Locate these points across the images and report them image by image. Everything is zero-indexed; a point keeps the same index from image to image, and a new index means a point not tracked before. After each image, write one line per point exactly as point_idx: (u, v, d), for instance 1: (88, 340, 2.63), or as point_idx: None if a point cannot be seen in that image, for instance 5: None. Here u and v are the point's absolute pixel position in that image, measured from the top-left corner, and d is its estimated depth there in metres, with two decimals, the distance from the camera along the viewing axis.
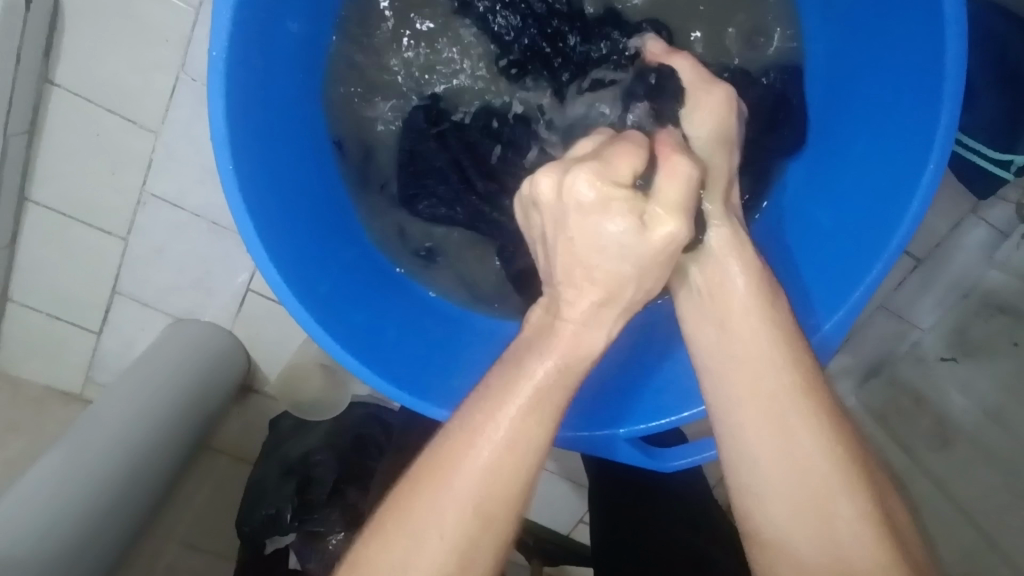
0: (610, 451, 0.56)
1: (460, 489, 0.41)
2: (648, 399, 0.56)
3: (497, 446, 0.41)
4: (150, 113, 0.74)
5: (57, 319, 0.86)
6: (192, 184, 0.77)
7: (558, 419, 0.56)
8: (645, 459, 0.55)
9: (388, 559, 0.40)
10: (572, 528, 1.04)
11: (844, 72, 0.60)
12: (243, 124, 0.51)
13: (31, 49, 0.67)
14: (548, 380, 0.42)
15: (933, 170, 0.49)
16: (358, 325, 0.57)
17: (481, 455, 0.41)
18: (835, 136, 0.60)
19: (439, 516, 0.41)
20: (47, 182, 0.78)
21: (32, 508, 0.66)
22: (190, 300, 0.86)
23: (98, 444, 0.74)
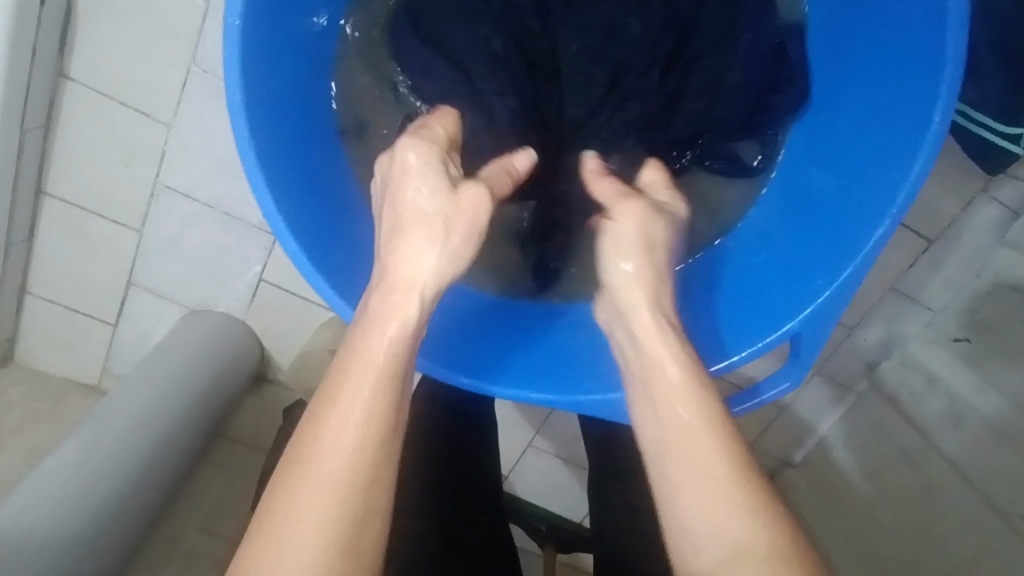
0: (620, 415, 0.56)
1: (320, 466, 0.39)
2: None
3: (338, 424, 0.40)
4: (163, 105, 0.75)
5: (74, 311, 0.87)
6: (204, 175, 0.78)
7: (567, 383, 0.57)
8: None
9: (269, 555, 0.37)
10: (583, 516, 1.04)
11: (847, 49, 0.61)
12: (255, 106, 0.52)
13: (46, 42, 0.68)
14: (369, 375, 0.42)
15: (937, 129, 0.49)
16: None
17: (341, 423, 0.41)
18: (845, 101, 0.61)
19: (312, 496, 0.38)
20: (62, 175, 0.79)
21: (49, 495, 0.66)
22: (204, 291, 0.87)
23: (113, 432, 0.75)
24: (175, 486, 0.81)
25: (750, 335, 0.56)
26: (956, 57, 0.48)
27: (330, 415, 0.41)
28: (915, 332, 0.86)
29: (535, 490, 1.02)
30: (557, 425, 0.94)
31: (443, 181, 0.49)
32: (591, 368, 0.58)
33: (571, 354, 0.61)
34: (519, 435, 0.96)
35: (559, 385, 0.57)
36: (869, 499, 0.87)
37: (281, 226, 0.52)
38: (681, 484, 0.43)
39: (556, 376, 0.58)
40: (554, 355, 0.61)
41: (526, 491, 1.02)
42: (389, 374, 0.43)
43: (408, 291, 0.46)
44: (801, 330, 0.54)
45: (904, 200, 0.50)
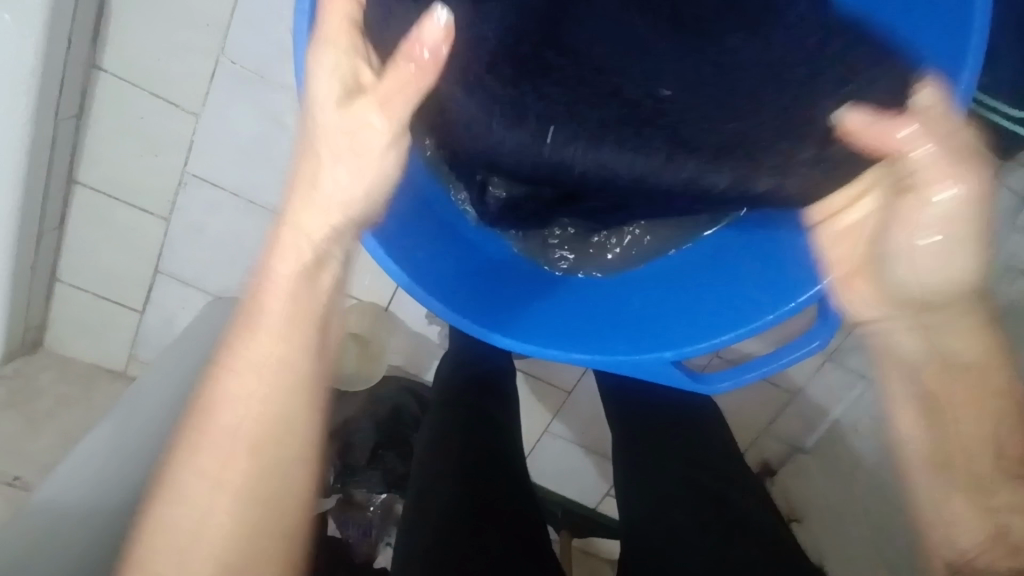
0: (657, 375, 0.58)
1: (221, 419, 0.48)
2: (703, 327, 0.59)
3: (235, 382, 0.49)
4: (192, 96, 0.77)
5: (102, 298, 0.90)
6: (229, 164, 0.80)
7: (610, 344, 0.59)
8: (689, 381, 0.57)
9: (189, 480, 0.47)
10: (598, 501, 1.06)
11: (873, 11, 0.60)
12: None
13: (79, 36, 0.70)
14: (259, 348, 0.49)
15: (967, 80, 0.49)
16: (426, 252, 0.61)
17: (230, 381, 0.49)
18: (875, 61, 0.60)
19: (219, 440, 0.47)
20: (93, 165, 0.81)
21: (86, 474, 0.69)
22: (229, 278, 0.89)
23: (145, 415, 0.77)
24: None
25: (765, 305, 0.58)
26: (983, 12, 0.48)
27: (225, 379, 0.49)
28: None
29: (552, 475, 1.04)
30: (574, 409, 0.96)
31: (337, 90, 0.47)
32: (629, 335, 0.61)
33: (582, 316, 0.64)
34: (536, 420, 0.98)
35: (602, 345, 0.59)
36: (880, 481, 0.89)
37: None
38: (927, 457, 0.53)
39: (598, 339, 0.60)
40: (593, 323, 0.63)
41: (543, 476, 1.05)
42: (304, 360, 0.50)
43: (298, 239, 0.51)
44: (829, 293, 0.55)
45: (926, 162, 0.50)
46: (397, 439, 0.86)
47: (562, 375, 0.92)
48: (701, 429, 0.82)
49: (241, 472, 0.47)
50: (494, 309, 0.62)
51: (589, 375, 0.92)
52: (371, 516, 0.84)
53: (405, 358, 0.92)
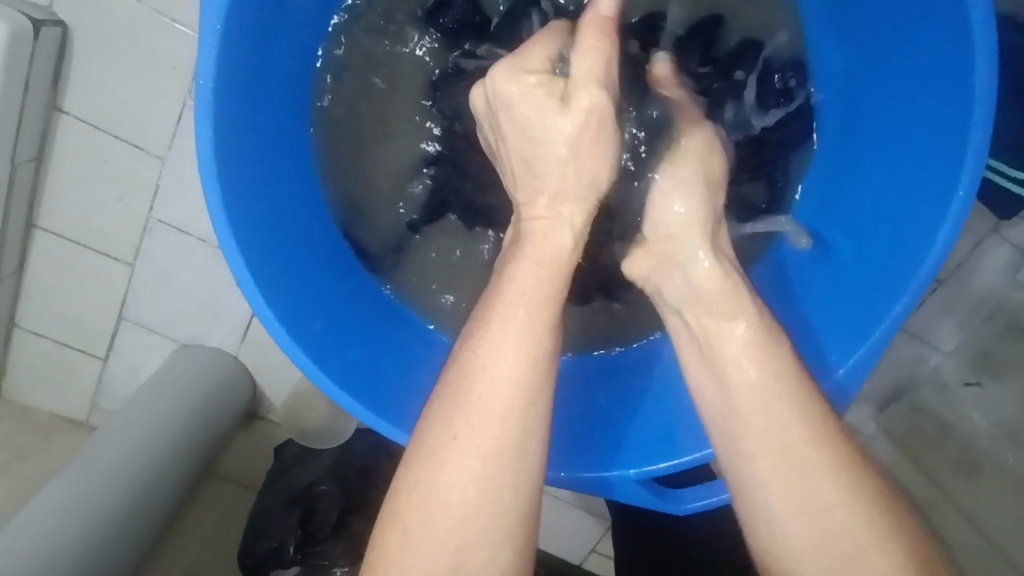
0: (616, 492, 0.54)
1: (472, 421, 0.40)
2: (663, 438, 0.54)
3: (489, 388, 0.40)
4: (157, 139, 0.74)
5: (63, 345, 0.85)
6: (198, 210, 0.77)
7: (573, 458, 0.54)
8: (657, 503, 0.53)
9: (414, 504, 0.39)
10: (584, 558, 1.01)
11: (858, 129, 0.58)
12: (231, 143, 0.50)
13: (39, 76, 0.67)
14: None
15: (965, 191, 0.47)
16: (325, 334, 0.55)
17: (482, 384, 0.41)
18: (862, 143, 0.58)
19: (442, 449, 0.40)
20: (54, 209, 0.78)
21: (28, 537, 0.65)
22: (195, 326, 0.85)
23: (95, 475, 0.73)
24: (160, 531, 0.80)
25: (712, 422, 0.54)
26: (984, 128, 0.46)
27: None
28: (927, 376, 0.83)
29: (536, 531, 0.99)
30: None
31: (530, 66, 0.47)
32: (577, 444, 0.56)
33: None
34: None
35: (567, 461, 0.54)
36: None
37: (251, 285, 0.50)
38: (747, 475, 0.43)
39: (562, 451, 0.55)
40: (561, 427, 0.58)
41: None
42: (542, 321, 0.42)
43: None
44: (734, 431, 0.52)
45: (933, 262, 0.49)
46: (363, 502, 0.82)
47: None
48: None
49: (472, 475, 0.39)
50: (402, 395, 0.56)
51: None
52: None
53: None
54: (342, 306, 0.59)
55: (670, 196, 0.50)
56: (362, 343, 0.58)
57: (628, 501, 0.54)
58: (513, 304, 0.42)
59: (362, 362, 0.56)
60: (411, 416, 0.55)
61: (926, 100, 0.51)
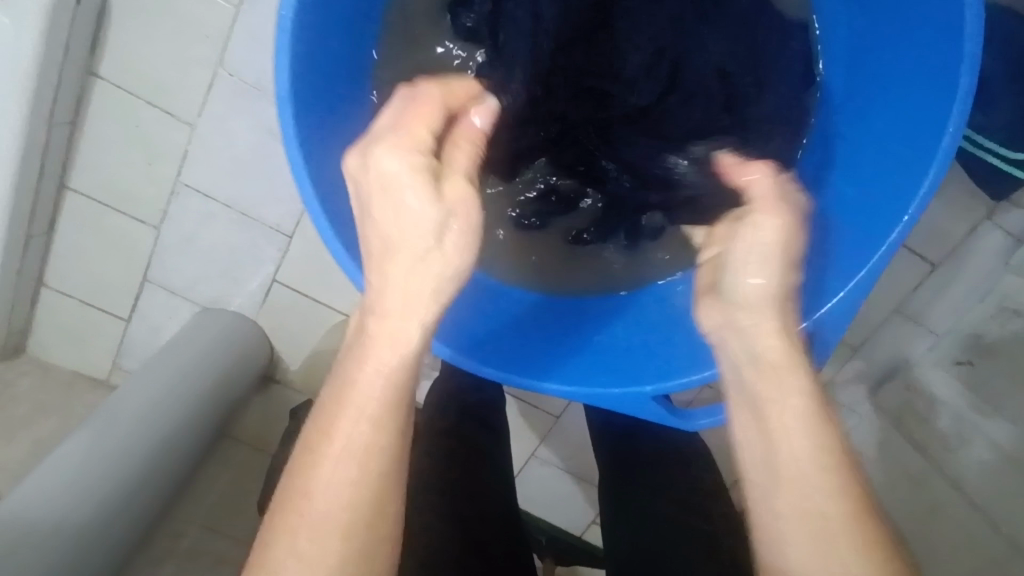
0: (637, 408, 0.55)
1: (361, 391, 0.42)
2: (685, 356, 0.55)
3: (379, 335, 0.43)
4: (188, 105, 0.77)
5: (88, 305, 0.88)
6: (225, 175, 0.80)
7: (587, 374, 0.56)
8: (673, 418, 0.54)
9: (297, 504, 0.41)
10: (585, 530, 1.04)
11: (849, 126, 0.60)
12: (303, 83, 0.51)
13: (79, 40, 0.70)
14: None
15: (949, 141, 0.48)
16: (400, 277, 0.56)
17: (369, 371, 0.42)
18: (859, 115, 0.59)
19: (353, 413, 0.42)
20: (85, 171, 0.81)
21: (57, 479, 0.69)
22: (216, 289, 0.88)
23: (119, 426, 0.76)
24: (178, 485, 0.83)
25: None
26: (959, 118, 0.48)
27: None
28: (921, 355, 0.86)
29: (539, 501, 1.02)
30: (562, 435, 0.94)
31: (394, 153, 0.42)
32: (613, 364, 0.57)
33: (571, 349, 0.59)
34: (523, 444, 0.96)
35: (581, 375, 0.56)
36: None
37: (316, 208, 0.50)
38: (788, 489, 0.44)
39: (579, 369, 0.57)
40: (579, 349, 0.59)
41: (527, 502, 1.03)
42: (396, 376, 0.42)
43: None
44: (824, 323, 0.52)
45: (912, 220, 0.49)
46: None
47: (551, 400, 0.91)
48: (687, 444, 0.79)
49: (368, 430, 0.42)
50: (467, 335, 0.56)
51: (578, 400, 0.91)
52: None
53: None
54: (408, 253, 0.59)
55: (762, 287, 0.49)
56: (423, 287, 0.58)
57: (647, 418, 0.55)
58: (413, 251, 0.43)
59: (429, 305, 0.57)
60: (471, 346, 0.56)
61: (924, 75, 0.52)
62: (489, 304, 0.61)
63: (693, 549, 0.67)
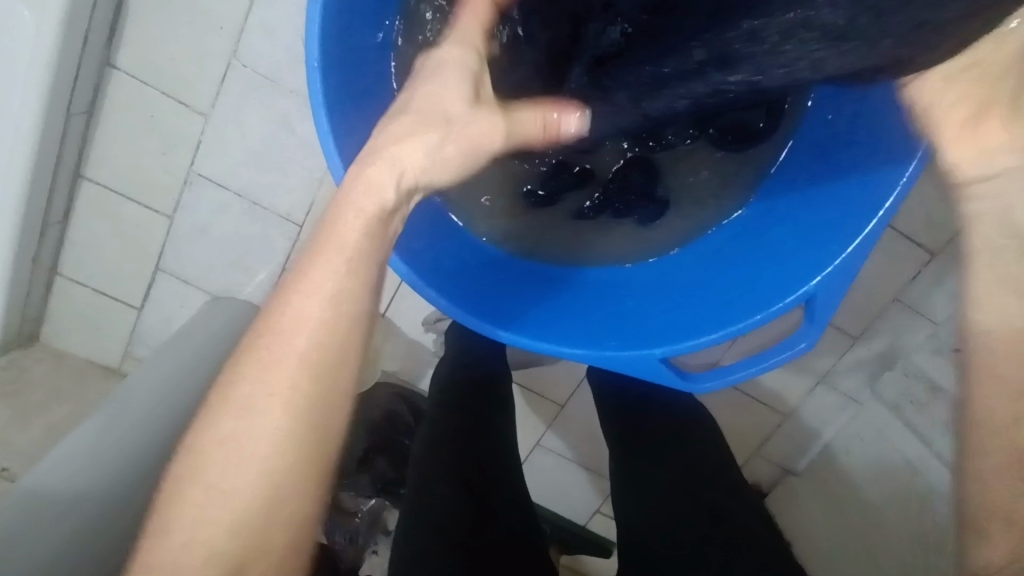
0: (646, 372, 0.56)
1: (275, 364, 0.42)
2: (692, 325, 0.57)
3: (291, 318, 0.42)
4: (202, 97, 0.79)
5: (101, 294, 0.90)
6: (237, 165, 0.82)
7: (598, 339, 0.57)
8: (681, 381, 0.55)
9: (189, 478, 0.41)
10: (588, 519, 1.05)
11: None
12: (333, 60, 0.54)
13: (97, 32, 0.72)
14: None
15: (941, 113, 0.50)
16: (446, 266, 0.60)
17: (280, 343, 0.42)
18: None
19: (255, 396, 0.42)
20: (100, 162, 0.82)
21: (71, 462, 0.70)
22: (228, 278, 0.90)
23: (132, 413, 0.78)
24: None
25: (754, 304, 0.56)
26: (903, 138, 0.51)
27: None
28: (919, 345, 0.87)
29: (544, 490, 1.03)
30: (567, 422, 0.96)
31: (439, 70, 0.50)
32: (623, 330, 0.58)
33: (576, 317, 0.60)
34: (528, 433, 0.97)
35: (589, 340, 0.57)
36: (874, 502, 0.89)
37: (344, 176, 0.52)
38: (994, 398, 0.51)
39: (589, 334, 0.58)
40: (590, 317, 0.60)
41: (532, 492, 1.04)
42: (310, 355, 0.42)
43: None
44: (817, 292, 0.53)
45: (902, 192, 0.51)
46: (388, 444, 0.87)
47: (556, 388, 0.93)
48: (693, 416, 0.80)
49: (286, 416, 0.41)
50: (509, 315, 0.59)
51: (582, 388, 0.93)
52: (359, 523, 0.84)
53: (399, 364, 0.92)
54: (454, 248, 0.62)
55: None
56: (463, 272, 0.61)
57: (656, 381, 0.56)
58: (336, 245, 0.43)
59: (473, 292, 0.60)
60: (506, 322, 0.58)
61: None
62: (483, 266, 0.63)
63: (698, 515, 0.67)
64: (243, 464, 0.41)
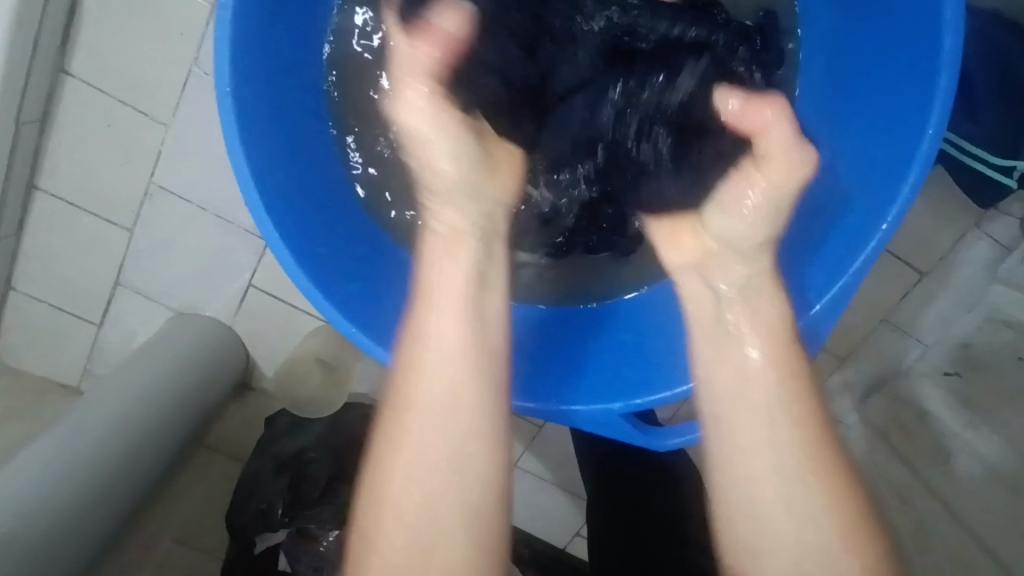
0: (609, 429, 0.55)
1: (428, 413, 0.47)
2: (655, 377, 0.56)
3: (446, 389, 0.47)
4: (162, 105, 0.75)
5: (59, 309, 0.86)
6: (200, 178, 0.78)
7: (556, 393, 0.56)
8: (644, 439, 0.55)
9: (418, 547, 0.43)
10: (568, 542, 1.01)
11: (835, 125, 0.59)
12: (249, 85, 0.51)
13: (49, 37, 0.68)
14: None
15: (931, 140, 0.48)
16: (336, 272, 0.56)
17: (426, 389, 0.47)
18: (848, 118, 0.57)
19: (422, 457, 0.45)
20: (56, 171, 0.78)
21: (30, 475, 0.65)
22: (192, 294, 0.86)
23: (91, 430, 0.72)
24: (148, 495, 0.79)
25: None
26: (940, 120, 0.47)
27: None
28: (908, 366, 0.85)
29: (522, 513, 1.00)
30: (546, 445, 0.92)
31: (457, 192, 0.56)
32: (587, 383, 0.57)
33: (542, 368, 0.59)
34: None
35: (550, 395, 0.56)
36: None
37: (250, 183, 0.50)
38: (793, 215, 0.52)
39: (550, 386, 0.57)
40: (552, 368, 0.60)
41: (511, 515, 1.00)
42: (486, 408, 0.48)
43: None
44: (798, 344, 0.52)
45: (894, 218, 0.49)
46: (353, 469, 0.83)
47: None
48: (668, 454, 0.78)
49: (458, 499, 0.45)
50: (398, 330, 0.56)
51: None
52: (324, 551, 0.77)
53: (372, 385, 0.88)
54: (351, 260, 0.58)
55: None
56: (356, 280, 0.57)
57: (620, 438, 0.56)
58: (430, 334, 0.49)
59: (365, 309, 0.56)
60: (393, 339, 0.56)
61: (909, 92, 0.51)
62: (381, 281, 0.59)
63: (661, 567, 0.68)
64: (429, 531, 0.44)
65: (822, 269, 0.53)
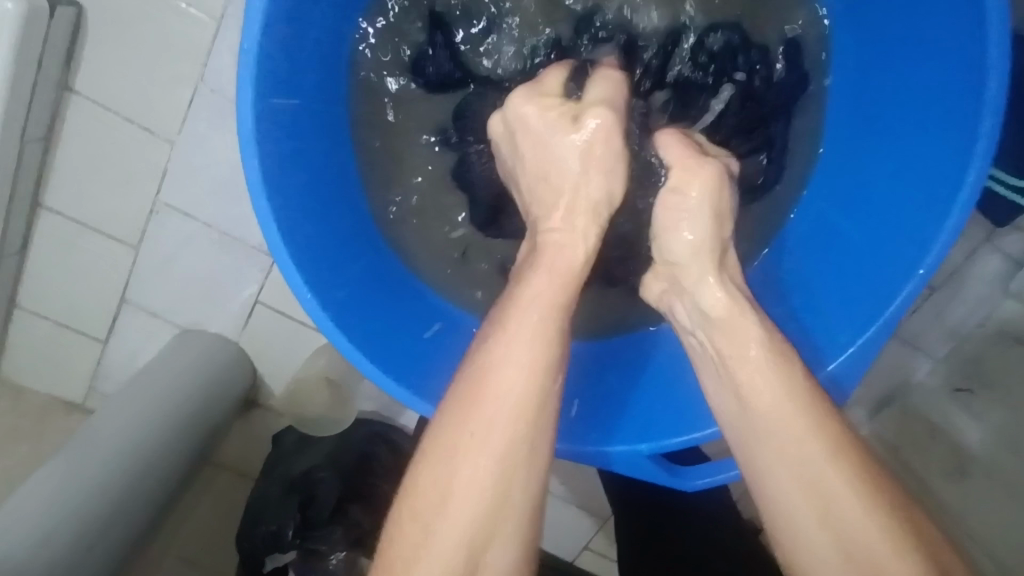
0: (633, 469, 0.53)
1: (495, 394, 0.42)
2: (678, 415, 0.54)
3: (515, 373, 0.43)
4: (167, 123, 0.74)
5: (63, 327, 0.85)
6: (206, 195, 0.77)
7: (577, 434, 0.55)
8: (667, 478, 0.53)
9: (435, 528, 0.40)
10: (577, 555, 1.01)
11: (854, 154, 0.58)
12: (269, 126, 0.50)
13: (52, 57, 0.68)
14: None
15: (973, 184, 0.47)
16: (360, 323, 0.55)
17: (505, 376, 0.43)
18: (871, 146, 0.56)
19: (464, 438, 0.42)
20: (60, 190, 0.78)
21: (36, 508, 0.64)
22: (198, 311, 0.85)
23: (99, 455, 0.71)
24: (156, 517, 0.78)
25: None
26: (982, 164, 0.47)
27: None
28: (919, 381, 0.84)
29: None
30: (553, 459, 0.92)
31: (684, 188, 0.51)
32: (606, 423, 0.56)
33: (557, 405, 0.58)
34: None
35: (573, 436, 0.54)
36: None
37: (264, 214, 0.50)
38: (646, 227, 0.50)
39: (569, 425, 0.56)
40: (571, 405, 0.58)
41: None
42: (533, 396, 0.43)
43: None
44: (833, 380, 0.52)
45: (931, 261, 0.48)
46: (361, 491, 0.83)
47: None
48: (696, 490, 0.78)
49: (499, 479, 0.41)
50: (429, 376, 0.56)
51: None
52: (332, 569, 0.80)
53: (377, 401, 0.87)
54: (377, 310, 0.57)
55: None
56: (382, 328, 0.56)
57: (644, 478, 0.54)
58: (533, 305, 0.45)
59: (394, 355, 0.55)
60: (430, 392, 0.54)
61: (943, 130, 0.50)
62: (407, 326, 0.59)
63: None
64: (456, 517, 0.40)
65: (844, 322, 0.53)
